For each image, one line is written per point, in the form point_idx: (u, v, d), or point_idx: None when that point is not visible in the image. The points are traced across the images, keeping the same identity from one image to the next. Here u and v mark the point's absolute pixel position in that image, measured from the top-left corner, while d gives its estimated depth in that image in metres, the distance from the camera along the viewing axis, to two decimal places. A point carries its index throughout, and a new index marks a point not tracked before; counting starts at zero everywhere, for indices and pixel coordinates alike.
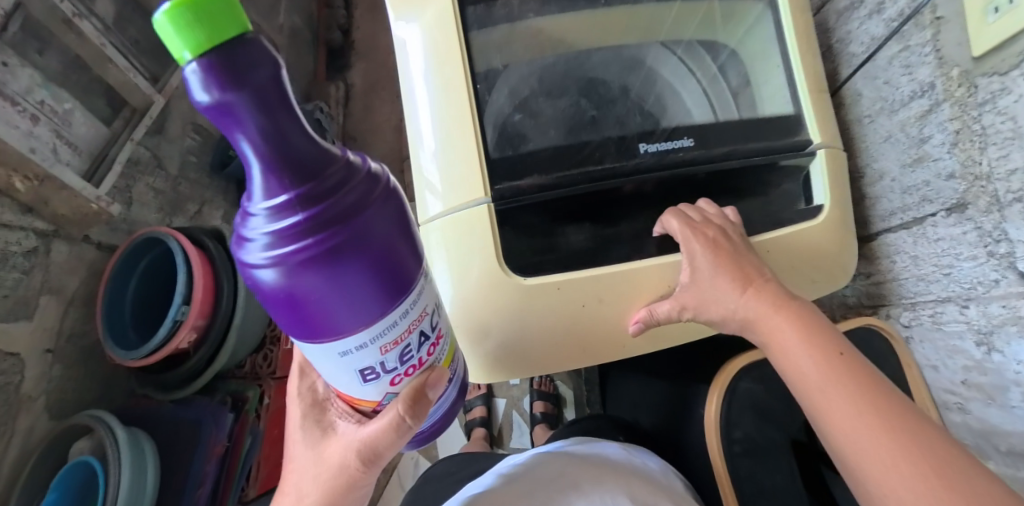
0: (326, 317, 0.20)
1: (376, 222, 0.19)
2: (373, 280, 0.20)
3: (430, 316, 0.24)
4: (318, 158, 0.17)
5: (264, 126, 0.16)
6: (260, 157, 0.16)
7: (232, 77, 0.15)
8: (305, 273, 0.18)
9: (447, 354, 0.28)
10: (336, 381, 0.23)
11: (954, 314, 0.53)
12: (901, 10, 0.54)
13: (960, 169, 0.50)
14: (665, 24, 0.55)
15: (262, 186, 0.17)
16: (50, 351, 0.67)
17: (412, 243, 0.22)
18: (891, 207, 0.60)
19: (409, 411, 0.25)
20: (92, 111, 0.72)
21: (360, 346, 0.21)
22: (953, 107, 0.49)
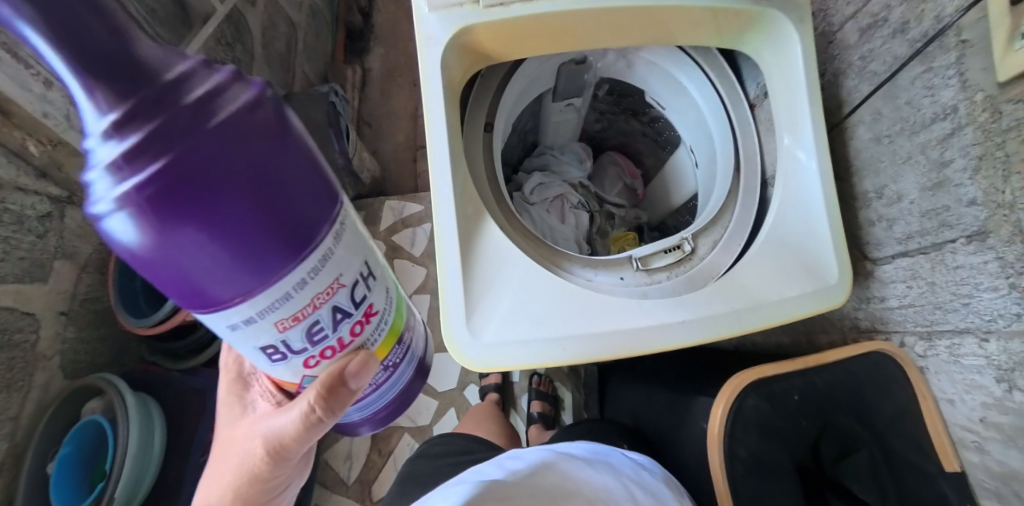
0: (198, 272, 0.20)
1: (230, 156, 0.18)
2: (243, 227, 0.19)
3: (348, 290, 0.25)
4: (140, 76, 0.17)
5: (67, 39, 0.16)
6: (74, 75, 0.16)
7: None
8: (157, 215, 0.17)
9: (385, 336, 0.30)
10: (253, 358, 0.26)
11: (971, 348, 0.53)
12: (925, 32, 0.56)
13: (982, 196, 0.50)
14: (684, 37, 0.59)
15: (91, 112, 0.16)
16: (64, 314, 0.68)
17: (299, 188, 0.21)
18: (908, 230, 0.61)
19: (323, 396, 0.30)
20: None
21: (248, 320, 0.22)
22: (975, 131, 0.51)
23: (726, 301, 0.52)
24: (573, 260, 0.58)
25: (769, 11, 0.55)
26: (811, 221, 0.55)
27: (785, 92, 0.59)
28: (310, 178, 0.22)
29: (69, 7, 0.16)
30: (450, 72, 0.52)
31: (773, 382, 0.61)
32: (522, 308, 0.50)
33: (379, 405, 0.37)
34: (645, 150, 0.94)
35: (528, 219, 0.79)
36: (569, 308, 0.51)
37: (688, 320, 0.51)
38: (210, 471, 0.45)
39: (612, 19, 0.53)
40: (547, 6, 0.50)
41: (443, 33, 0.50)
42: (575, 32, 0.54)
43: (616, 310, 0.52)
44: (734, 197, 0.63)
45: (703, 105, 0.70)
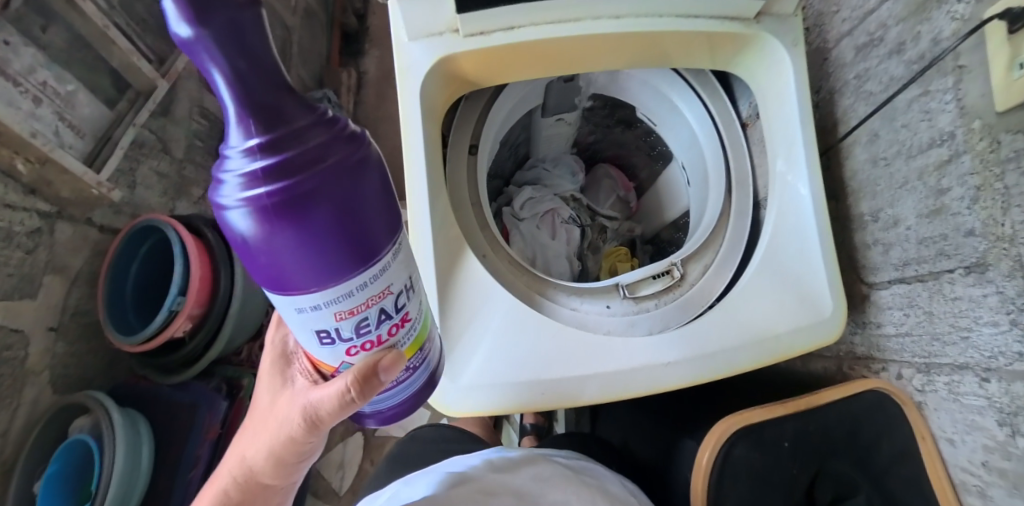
0: (291, 268, 0.23)
1: (338, 184, 0.21)
2: (332, 239, 0.23)
3: (395, 296, 0.28)
4: (285, 107, 0.20)
5: (235, 68, 0.20)
6: (231, 96, 0.20)
7: (200, 14, 0.19)
8: (273, 219, 0.21)
9: (412, 340, 0.33)
10: (303, 337, 0.28)
11: (971, 386, 0.51)
12: (923, 54, 0.54)
13: (981, 227, 0.49)
14: (673, 55, 0.57)
15: (239, 130, 0.20)
16: (53, 329, 0.68)
17: (379, 215, 0.25)
18: (905, 256, 0.59)
19: (357, 385, 0.30)
20: (97, 91, 0.79)
21: (314, 307, 0.25)
22: (974, 160, 0.49)
23: (710, 343, 0.52)
24: (560, 288, 0.57)
25: (760, 34, 0.54)
26: (807, 251, 0.54)
27: (779, 116, 0.57)
28: (385, 207, 0.25)
29: (246, 44, 0.20)
30: (430, 100, 0.52)
31: (764, 428, 0.57)
32: (503, 346, 0.50)
33: (402, 398, 0.37)
34: (640, 163, 0.95)
35: (518, 236, 0.81)
36: (551, 350, 0.51)
37: (672, 362, 0.51)
38: (249, 435, 0.45)
39: (598, 45, 0.52)
40: (530, 33, 0.49)
41: (424, 61, 0.49)
42: (562, 58, 0.53)
43: (598, 350, 0.51)
44: (725, 220, 0.62)
45: (694, 125, 0.69)
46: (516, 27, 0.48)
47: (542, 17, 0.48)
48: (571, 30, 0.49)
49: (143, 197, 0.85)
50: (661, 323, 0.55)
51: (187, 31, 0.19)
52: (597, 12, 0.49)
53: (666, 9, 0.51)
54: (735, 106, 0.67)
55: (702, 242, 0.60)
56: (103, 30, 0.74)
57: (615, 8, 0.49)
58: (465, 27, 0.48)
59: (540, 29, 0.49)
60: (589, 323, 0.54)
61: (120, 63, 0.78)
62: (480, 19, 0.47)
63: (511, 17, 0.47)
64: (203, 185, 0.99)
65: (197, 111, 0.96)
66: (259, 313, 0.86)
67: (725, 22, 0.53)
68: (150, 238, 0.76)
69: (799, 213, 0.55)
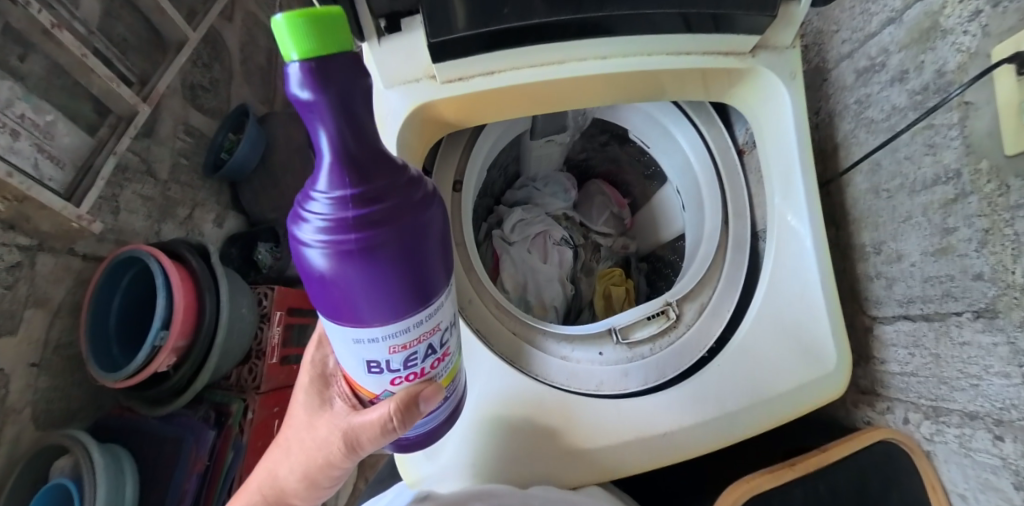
0: (355, 289, 0.33)
1: (399, 231, 0.31)
2: (390, 273, 0.32)
3: (440, 334, 0.39)
4: (370, 168, 0.30)
5: (339, 133, 0.29)
6: (334, 155, 0.29)
7: (322, 91, 0.28)
8: (350, 249, 0.30)
9: (448, 372, 0.44)
10: (358, 365, 0.39)
11: (984, 443, 0.49)
12: (927, 86, 0.51)
13: (990, 272, 0.46)
14: (665, 84, 0.58)
15: (336, 182, 0.30)
16: (35, 365, 0.67)
17: (426, 255, 0.34)
18: (909, 293, 0.57)
19: (398, 414, 0.40)
20: (78, 116, 0.81)
21: (375, 340, 0.36)
22: (982, 202, 0.47)
23: (705, 408, 0.51)
24: (551, 336, 0.60)
25: (756, 68, 0.55)
26: (806, 294, 0.53)
27: (777, 152, 0.57)
28: (431, 248, 0.34)
29: (349, 113, 0.30)
30: (409, 143, 0.56)
31: (770, 493, 0.54)
32: (492, 417, 0.51)
33: (430, 429, 0.46)
34: (633, 180, 0.92)
35: (508, 261, 0.80)
36: (539, 422, 0.51)
37: (669, 432, 0.50)
38: (288, 448, 0.53)
39: (581, 84, 0.56)
40: (511, 76, 0.53)
41: (403, 107, 0.54)
42: (543, 96, 0.57)
43: (588, 421, 0.51)
44: (722, 252, 0.63)
45: (690, 153, 0.68)
46: (496, 71, 0.53)
47: (523, 62, 0.53)
48: (552, 72, 0.53)
49: (127, 222, 0.84)
50: (657, 371, 0.58)
51: (313, 104, 0.29)
52: (579, 56, 0.53)
53: (654, 48, 0.53)
54: (731, 132, 0.66)
55: (698, 281, 0.62)
56: (81, 59, 0.74)
57: (599, 49, 0.53)
58: (442, 75, 0.53)
59: (521, 72, 0.53)
60: (580, 372, 0.57)
61: (99, 91, 0.79)
62: (460, 67, 0.52)
63: (490, 63, 0.52)
64: (189, 204, 0.98)
65: (182, 129, 0.96)
66: (246, 338, 0.86)
67: (718, 58, 0.54)
68: (132, 268, 0.76)
69: (798, 256, 0.54)
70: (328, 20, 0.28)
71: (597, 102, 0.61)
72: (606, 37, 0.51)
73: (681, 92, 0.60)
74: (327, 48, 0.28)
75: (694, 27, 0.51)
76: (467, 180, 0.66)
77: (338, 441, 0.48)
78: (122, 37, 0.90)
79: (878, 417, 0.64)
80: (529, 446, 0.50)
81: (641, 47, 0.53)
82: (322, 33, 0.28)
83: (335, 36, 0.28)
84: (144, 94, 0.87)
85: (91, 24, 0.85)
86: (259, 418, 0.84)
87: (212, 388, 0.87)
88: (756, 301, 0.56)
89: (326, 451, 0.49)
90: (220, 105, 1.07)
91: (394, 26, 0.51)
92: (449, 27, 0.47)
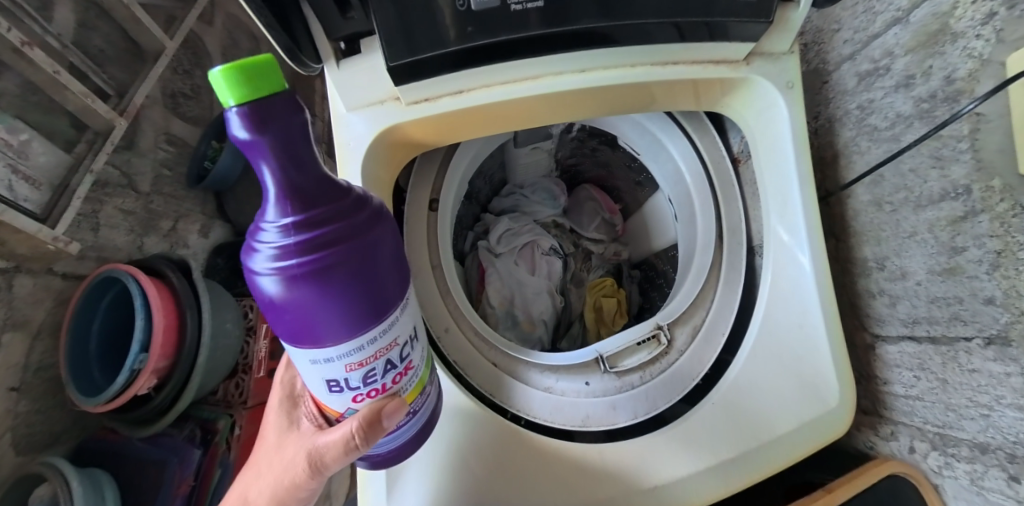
0: (313, 317, 0.31)
1: (353, 253, 0.30)
2: (347, 299, 0.30)
3: (400, 347, 0.36)
4: (317, 194, 0.29)
5: (282, 165, 0.28)
6: (278, 187, 0.28)
7: (261, 128, 0.28)
8: (303, 279, 0.29)
9: (414, 386, 0.40)
10: (317, 384, 0.36)
11: (997, 482, 0.45)
12: (934, 93, 0.47)
13: (1002, 297, 0.43)
14: (655, 95, 0.55)
15: (283, 212, 0.29)
16: (15, 389, 0.67)
17: (385, 276, 0.33)
18: (914, 312, 0.53)
19: (362, 432, 0.37)
20: (55, 130, 0.79)
21: (331, 360, 0.33)
22: (993, 221, 0.42)
23: (703, 458, 0.48)
24: (534, 367, 0.58)
25: (751, 77, 0.51)
26: (806, 326, 0.51)
27: (775, 167, 0.54)
28: (390, 270, 0.33)
29: (290, 145, 0.29)
30: (375, 170, 0.55)
31: None
32: (473, 463, 0.48)
33: (402, 442, 0.43)
34: (624, 186, 0.89)
35: (494, 274, 0.77)
36: (524, 473, 0.48)
37: (661, 486, 0.47)
38: (259, 472, 0.48)
39: (559, 100, 0.53)
40: (482, 95, 0.51)
41: (367, 133, 0.53)
42: (521, 113, 0.55)
43: (577, 477, 0.48)
44: (716, 270, 0.60)
45: (680, 161, 0.64)
46: (465, 91, 0.51)
47: (494, 80, 0.50)
48: (527, 88, 0.51)
49: (108, 238, 0.83)
50: (646, 404, 0.56)
51: (253, 142, 0.28)
52: (555, 70, 0.50)
53: (640, 60, 0.50)
54: (726, 139, 0.62)
55: (691, 302, 0.59)
56: (53, 76, 0.73)
57: (575, 64, 0.49)
58: (406, 97, 0.51)
59: (493, 90, 0.51)
60: (565, 406, 0.56)
61: (74, 107, 0.78)
62: (425, 89, 0.50)
63: (458, 83, 0.50)
64: (172, 217, 0.98)
65: (163, 138, 0.97)
66: (231, 354, 0.86)
67: (710, 67, 0.51)
68: (112, 288, 0.77)
69: (796, 280, 0.51)
70: (258, 65, 0.27)
71: (579, 117, 0.58)
72: (583, 52, 0.48)
73: (671, 104, 0.56)
74: (260, 88, 0.28)
75: (688, 35, 0.48)
76: (444, 199, 0.64)
77: (303, 463, 0.43)
78: (99, 48, 0.89)
79: (881, 443, 0.61)
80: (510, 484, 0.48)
81: (625, 59, 0.50)
82: (254, 77, 0.28)
83: (265, 75, 0.28)
84: (121, 107, 0.87)
85: (66, 36, 0.83)
86: (247, 434, 0.84)
87: (201, 403, 0.88)
88: (752, 331, 0.53)
89: (291, 474, 0.44)
90: (202, 110, 1.09)
91: (354, 49, 0.51)
92: (442, 42, 0.44)
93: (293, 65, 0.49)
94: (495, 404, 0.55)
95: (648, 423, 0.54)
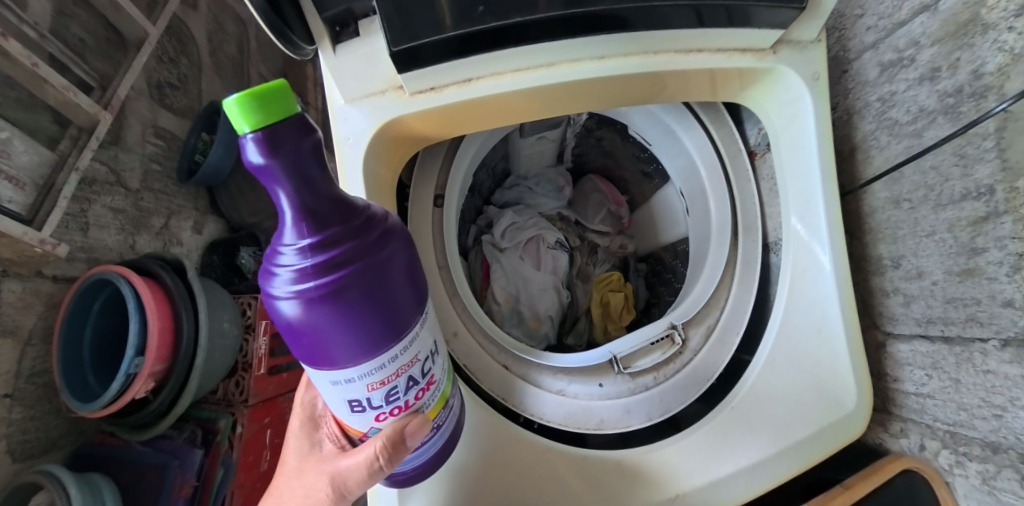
0: (334, 341, 0.29)
1: (371, 274, 0.28)
2: (364, 321, 0.29)
3: (421, 364, 0.34)
4: (333, 215, 0.28)
5: (296, 187, 0.27)
6: (293, 211, 0.27)
7: (274, 151, 0.27)
8: (319, 302, 0.28)
9: (436, 401, 0.38)
10: (337, 405, 0.34)
11: (1009, 484, 0.42)
12: (960, 87, 0.44)
13: (1022, 300, 0.39)
14: (669, 87, 0.52)
15: (299, 236, 0.27)
16: (9, 396, 0.68)
17: (405, 295, 0.31)
18: (928, 312, 0.49)
19: (387, 453, 0.35)
20: (38, 127, 0.76)
21: (352, 380, 0.31)
22: (1016, 224, 0.40)
23: (727, 463, 0.47)
24: (545, 369, 0.57)
25: (777, 68, 0.48)
26: (825, 330, 0.48)
27: (795, 161, 0.51)
28: (409, 288, 0.32)
29: (305, 168, 0.27)
30: (376, 167, 0.53)
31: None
32: (492, 475, 0.47)
33: (427, 458, 0.41)
34: (631, 178, 0.86)
35: (499, 271, 0.74)
36: (542, 488, 0.48)
37: (682, 496, 0.47)
38: (276, 495, 0.47)
39: (573, 90, 0.50)
40: (491, 85, 0.48)
41: (365, 129, 0.50)
42: (534, 103, 0.52)
43: (595, 494, 0.48)
44: (730, 271, 0.58)
45: (693, 154, 0.62)
46: (473, 79, 0.48)
47: (505, 68, 0.48)
48: (541, 77, 0.48)
49: (98, 238, 0.82)
50: (661, 407, 0.55)
51: (266, 167, 0.27)
52: (572, 57, 0.47)
53: (659, 47, 0.47)
54: (742, 131, 0.59)
55: (705, 302, 0.57)
56: (31, 69, 0.70)
57: (591, 51, 0.47)
58: (409, 87, 0.48)
59: (503, 79, 0.48)
60: (579, 411, 0.55)
61: (54, 101, 0.75)
62: (429, 78, 0.47)
63: (466, 71, 0.47)
64: (164, 213, 0.96)
65: (151, 132, 0.94)
66: (228, 354, 0.84)
67: (734, 56, 0.48)
68: (103, 293, 0.75)
69: (816, 282, 0.49)
70: (270, 86, 0.26)
71: (592, 107, 0.55)
72: (598, 38, 0.45)
73: (687, 95, 0.53)
74: (273, 109, 0.27)
75: (708, 20, 0.45)
76: (448, 196, 0.62)
77: (326, 486, 0.42)
78: (78, 37, 0.84)
79: (890, 441, 0.55)
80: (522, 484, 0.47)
81: (645, 45, 0.47)
82: (267, 100, 0.26)
83: (280, 100, 0.27)
84: (104, 101, 0.84)
85: (43, 25, 0.79)
86: (249, 433, 0.85)
87: (201, 402, 0.87)
88: (771, 332, 0.52)
89: (313, 499, 0.43)
90: (191, 102, 1.05)
91: (347, 33, 0.49)
92: (438, 27, 0.43)
93: (286, 48, 0.47)
94: (507, 409, 0.55)
95: (662, 425, 0.54)
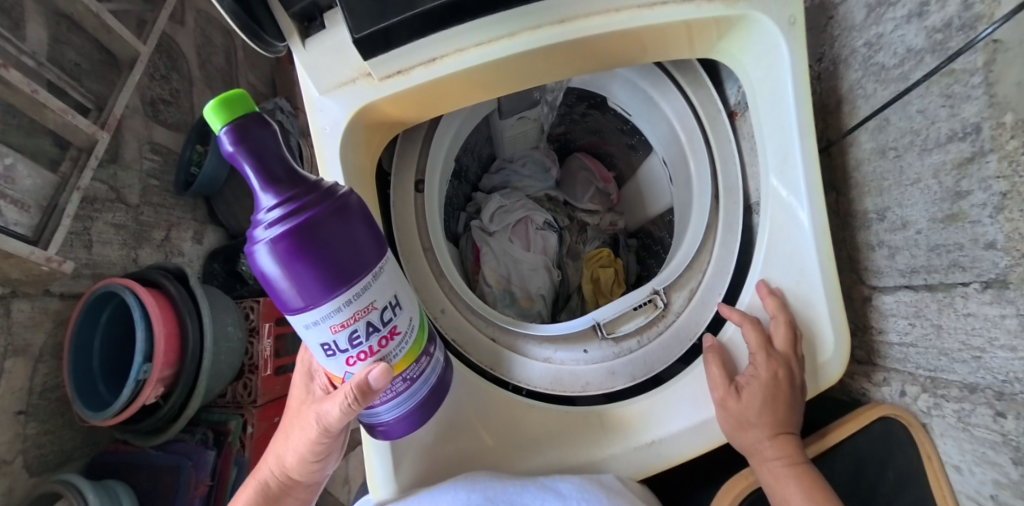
0: (310, 294, 0.30)
1: (330, 221, 0.30)
2: (331, 270, 0.30)
3: (380, 310, 0.33)
4: (294, 179, 0.30)
5: (259, 160, 0.30)
6: (259, 181, 0.29)
7: (238, 136, 0.30)
8: (287, 254, 0.29)
9: (405, 353, 0.36)
10: (313, 350, 0.34)
11: (982, 419, 0.41)
12: (948, 21, 0.41)
13: (1003, 241, 0.37)
14: (646, 45, 0.50)
15: (266, 201, 0.29)
16: (22, 412, 0.71)
17: (369, 246, 0.32)
18: (912, 263, 0.47)
19: (359, 394, 0.34)
20: (39, 150, 0.80)
21: (315, 323, 0.31)
22: (1001, 162, 0.36)
23: (702, 410, 0.48)
24: (529, 338, 0.57)
25: (750, 15, 0.46)
26: (803, 282, 0.47)
27: (772, 112, 0.49)
28: (373, 243, 0.33)
29: (270, 147, 0.30)
30: (354, 154, 0.53)
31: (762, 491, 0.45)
32: (476, 430, 0.49)
33: (408, 408, 0.40)
34: (616, 152, 0.85)
35: (488, 254, 0.74)
36: (533, 447, 0.50)
37: (656, 442, 0.48)
38: (275, 440, 0.45)
39: (541, 57, 0.49)
40: (456, 61, 0.48)
41: (340, 116, 0.51)
42: (501, 77, 0.51)
43: (581, 450, 0.49)
44: (712, 232, 0.56)
45: (672, 118, 0.61)
46: (437, 59, 0.48)
47: (465, 43, 0.47)
48: (505, 48, 0.47)
49: (102, 254, 0.85)
50: (644, 366, 0.54)
51: (233, 151, 0.30)
52: (532, 25, 0.46)
53: (623, 3, 0.46)
54: (722, 91, 0.58)
55: (686, 266, 0.56)
56: (31, 95, 0.72)
57: (553, 15, 0.46)
58: (377, 72, 0.48)
59: (466, 55, 0.48)
60: (564, 375, 0.55)
61: (54, 126, 0.77)
62: (394, 61, 0.47)
63: (429, 51, 0.47)
64: (164, 226, 0.99)
65: (148, 148, 0.97)
66: (235, 356, 0.86)
67: (703, 6, 0.46)
68: (110, 304, 0.78)
69: (794, 237, 0.48)
70: (233, 93, 0.30)
71: (566, 76, 0.54)
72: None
73: (664, 49, 0.52)
74: (235, 108, 0.30)
75: None
76: (428, 180, 0.62)
77: (315, 429, 0.40)
78: (73, 61, 0.87)
79: (874, 390, 0.54)
80: (517, 444, 0.50)
81: (608, 4, 0.46)
82: (231, 104, 0.30)
83: (241, 102, 0.31)
84: (101, 120, 0.86)
85: (40, 53, 0.81)
86: (259, 431, 0.89)
87: (212, 405, 0.91)
88: (750, 287, 0.52)
89: (305, 437, 0.41)
90: (184, 116, 1.07)
91: (317, 25, 0.49)
92: (413, 2, 0.43)
93: (258, 47, 0.48)
94: (496, 378, 0.55)
95: (646, 384, 0.54)
